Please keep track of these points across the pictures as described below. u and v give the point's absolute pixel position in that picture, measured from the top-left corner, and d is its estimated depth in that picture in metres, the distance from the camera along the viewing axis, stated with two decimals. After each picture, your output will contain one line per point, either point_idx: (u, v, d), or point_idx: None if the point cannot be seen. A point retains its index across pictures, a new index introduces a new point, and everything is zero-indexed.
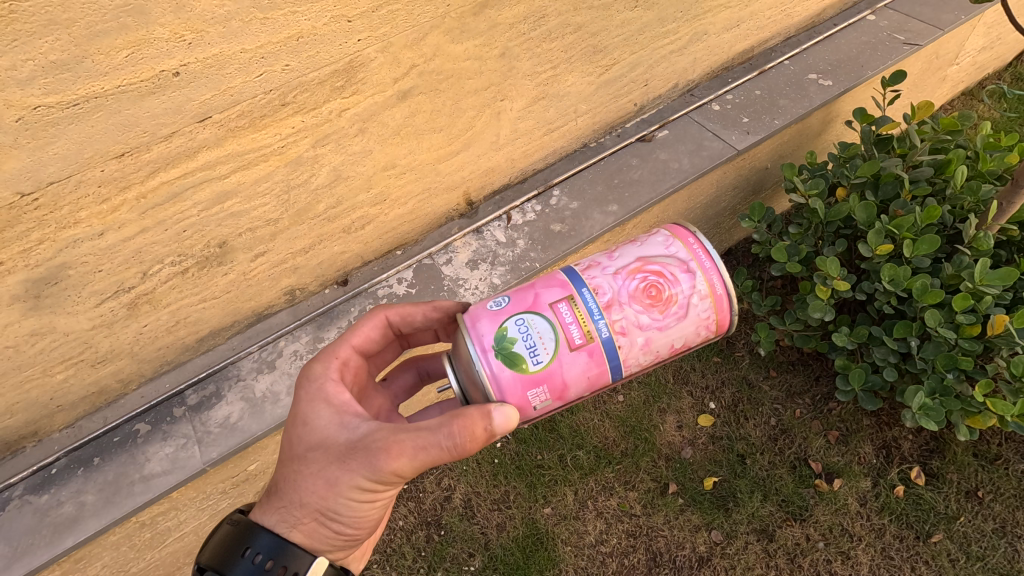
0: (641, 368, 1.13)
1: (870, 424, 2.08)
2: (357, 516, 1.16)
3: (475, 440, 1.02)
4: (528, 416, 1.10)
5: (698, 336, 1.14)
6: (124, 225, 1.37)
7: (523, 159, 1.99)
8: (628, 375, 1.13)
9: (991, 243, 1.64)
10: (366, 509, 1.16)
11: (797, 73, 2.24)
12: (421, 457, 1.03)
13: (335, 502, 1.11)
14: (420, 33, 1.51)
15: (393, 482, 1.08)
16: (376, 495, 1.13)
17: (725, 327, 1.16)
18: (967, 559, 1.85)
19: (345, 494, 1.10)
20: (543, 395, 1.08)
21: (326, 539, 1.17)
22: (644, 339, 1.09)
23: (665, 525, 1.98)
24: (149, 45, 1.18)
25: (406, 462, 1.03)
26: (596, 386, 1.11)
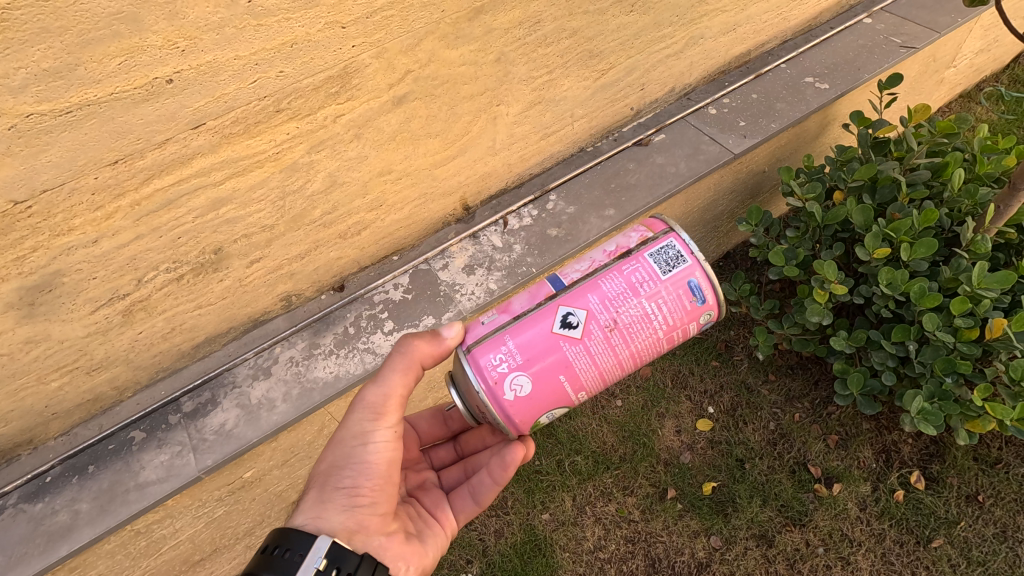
0: (581, 273, 1.20)
1: (870, 428, 2.07)
2: (358, 470, 1.18)
3: (422, 340, 1.20)
4: (479, 331, 1.19)
5: (630, 238, 1.23)
6: (119, 233, 1.36)
7: (519, 164, 1.99)
8: (570, 281, 1.20)
9: (988, 246, 1.63)
10: (364, 459, 1.18)
11: (794, 76, 2.24)
12: (384, 372, 1.20)
13: (333, 456, 1.19)
14: (415, 38, 1.51)
15: (372, 407, 1.19)
16: (367, 434, 1.19)
17: (662, 225, 1.23)
18: (967, 564, 1.83)
19: (341, 442, 1.20)
20: (489, 312, 1.22)
21: (337, 508, 1.16)
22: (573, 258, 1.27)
23: (664, 530, 1.97)
24: (143, 53, 1.18)
25: (376, 385, 1.20)
26: (538, 294, 1.20)
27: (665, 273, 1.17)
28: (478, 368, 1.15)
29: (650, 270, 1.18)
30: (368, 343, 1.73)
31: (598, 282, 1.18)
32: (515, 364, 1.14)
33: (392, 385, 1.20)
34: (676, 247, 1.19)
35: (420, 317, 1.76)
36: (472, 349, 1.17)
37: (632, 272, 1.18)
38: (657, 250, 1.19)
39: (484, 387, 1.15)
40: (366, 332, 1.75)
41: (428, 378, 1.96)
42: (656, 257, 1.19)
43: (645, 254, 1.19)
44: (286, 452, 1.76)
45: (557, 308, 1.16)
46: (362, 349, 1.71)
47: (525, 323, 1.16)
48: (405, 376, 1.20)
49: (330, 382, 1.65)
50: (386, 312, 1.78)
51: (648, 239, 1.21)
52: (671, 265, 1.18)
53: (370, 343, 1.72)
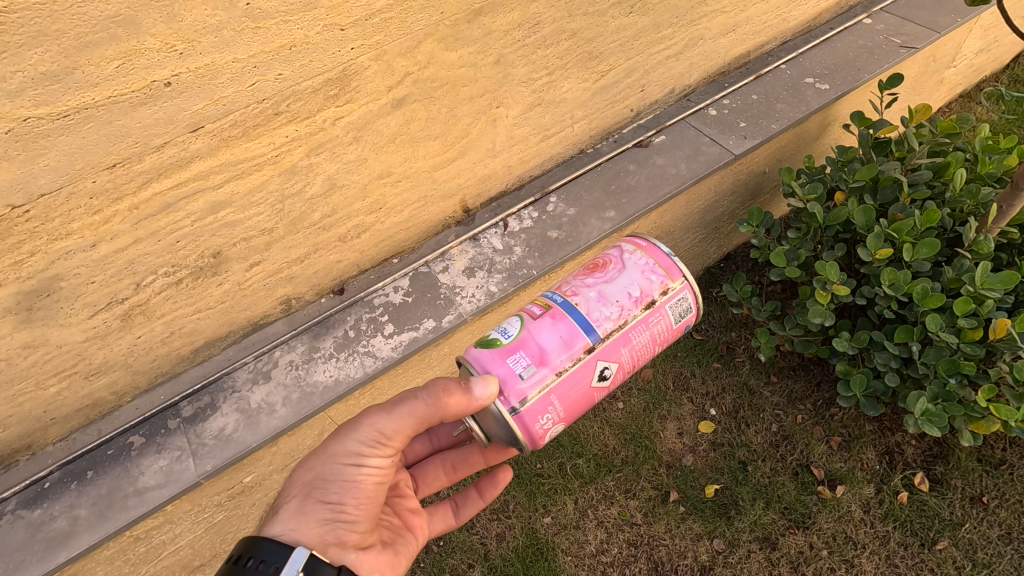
0: (614, 323, 1.21)
1: (872, 430, 2.06)
2: (346, 487, 1.17)
3: (455, 396, 1.12)
4: (521, 388, 1.15)
5: (652, 284, 1.26)
6: (117, 236, 1.36)
7: (519, 166, 1.98)
8: (604, 332, 1.21)
9: (991, 246, 1.63)
10: (354, 479, 1.18)
11: (794, 77, 2.23)
12: (399, 410, 1.16)
13: (323, 469, 1.18)
14: (414, 40, 1.51)
15: (376, 436, 1.18)
16: (363, 458, 1.18)
17: (676, 274, 1.29)
18: (973, 566, 1.82)
19: (334, 459, 1.18)
20: (524, 362, 1.16)
21: (317, 520, 1.14)
22: (596, 296, 1.24)
23: (667, 534, 1.96)
24: (141, 56, 1.17)
25: (387, 419, 1.17)
26: (577, 347, 1.19)
27: (676, 323, 1.29)
28: (525, 426, 1.16)
29: (666, 321, 1.27)
30: (368, 346, 1.72)
31: (630, 335, 1.23)
32: (556, 417, 1.19)
33: (401, 422, 1.17)
34: (687, 298, 1.29)
35: (421, 320, 1.75)
36: (519, 410, 1.14)
37: (655, 326, 1.26)
38: (674, 301, 1.27)
39: (528, 439, 1.18)
40: (367, 336, 1.74)
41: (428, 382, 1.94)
42: (673, 308, 1.28)
43: (664, 304, 1.26)
44: (286, 457, 1.75)
45: (594, 363, 1.20)
46: (362, 352, 1.70)
47: (569, 381, 1.18)
48: (417, 420, 1.17)
49: (330, 387, 1.64)
50: (386, 315, 1.77)
51: (667, 289, 1.27)
52: (681, 315, 1.29)
53: (370, 347, 1.71)
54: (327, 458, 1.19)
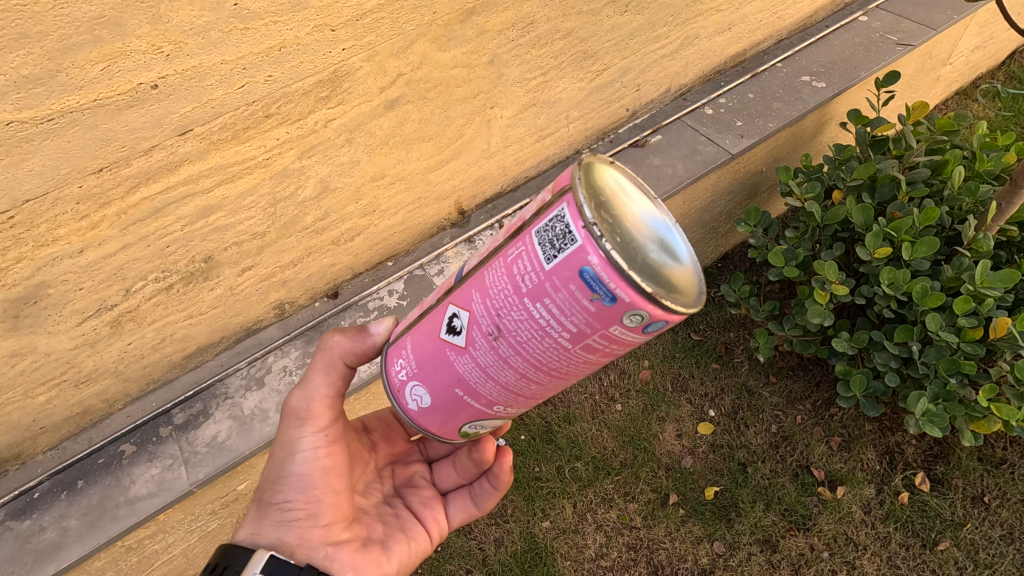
0: (477, 259, 0.95)
1: (873, 430, 2.05)
2: (289, 482, 1.15)
3: (341, 336, 1.17)
4: (397, 329, 1.10)
5: (532, 205, 0.89)
6: (105, 242, 1.33)
7: (515, 167, 1.96)
8: (466, 270, 0.96)
9: (991, 244, 1.61)
10: (293, 471, 1.15)
11: (790, 75, 2.22)
12: (308, 381, 1.19)
13: (267, 471, 1.18)
14: (406, 41, 1.49)
15: (297, 414, 1.17)
16: (294, 443, 1.16)
17: (562, 183, 0.83)
18: (975, 567, 1.81)
19: (272, 458, 1.18)
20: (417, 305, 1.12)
21: (273, 523, 1.13)
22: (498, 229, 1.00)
23: (667, 537, 1.94)
24: (126, 58, 1.15)
25: (298, 395, 1.18)
26: (444, 287, 1.01)
27: (550, 261, 0.81)
28: (387, 370, 1.07)
29: (534, 257, 0.83)
30: None
31: (483, 273, 0.91)
32: (409, 373, 1.02)
33: (313, 388, 1.18)
34: (566, 219, 0.80)
35: None
36: (385, 349, 1.09)
37: (514, 260, 0.86)
38: (545, 229, 0.83)
39: (390, 391, 1.06)
40: None
41: None
42: (545, 235, 0.83)
43: (534, 231, 0.85)
44: None
45: (445, 307, 0.96)
46: None
47: (421, 325, 1.00)
48: (326, 377, 1.19)
49: None
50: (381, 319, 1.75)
51: (542, 210, 0.85)
52: (557, 247, 0.80)
53: None
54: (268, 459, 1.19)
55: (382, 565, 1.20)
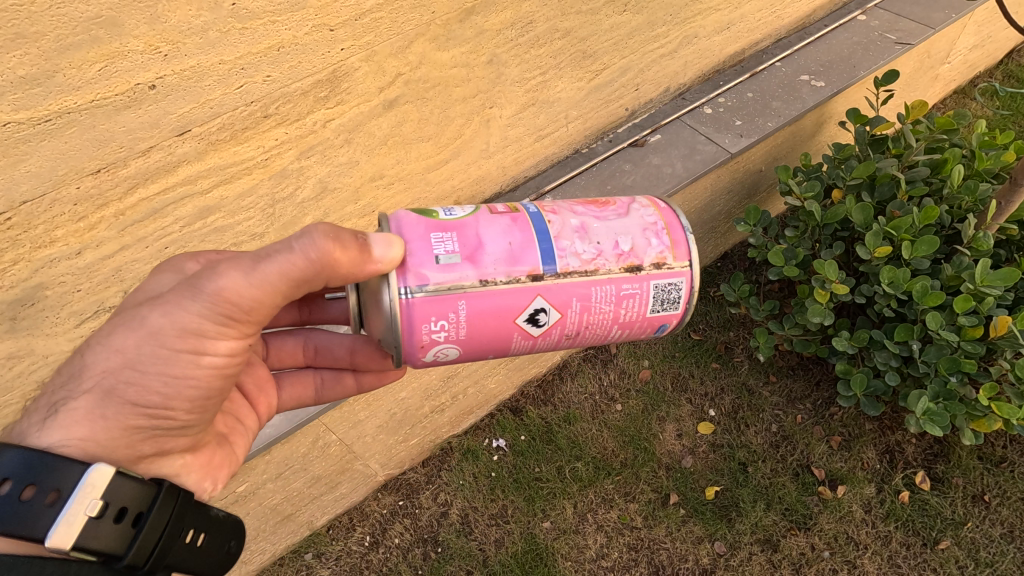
0: (577, 265, 1.11)
1: (872, 429, 2.05)
2: (174, 384, 1.00)
3: (340, 253, 0.98)
4: (428, 274, 1.05)
5: (647, 250, 1.16)
6: (103, 244, 1.32)
7: (514, 167, 1.95)
8: (562, 270, 1.11)
9: (991, 243, 1.61)
10: (185, 375, 1.00)
11: (789, 75, 2.22)
12: (262, 272, 0.96)
13: (141, 353, 0.97)
14: (405, 40, 1.48)
15: (223, 307, 0.96)
16: (199, 337, 0.98)
17: (682, 255, 1.18)
18: (976, 565, 1.81)
19: (156, 341, 0.96)
20: (448, 247, 1.07)
21: (126, 427, 1.00)
22: (579, 224, 1.14)
23: (668, 537, 1.94)
24: (124, 58, 1.15)
25: (242, 283, 0.96)
26: (518, 266, 1.09)
27: (654, 311, 1.19)
28: (408, 321, 1.06)
29: (642, 298, 1.17)
30: None
31: (590, 288, 1.12)
32: (454, 335, 1.09)
33: (262, 284, 0.97)
34: (680, 290, 1.19)
35: None
36: (414, 296, 1.05)
37: (626, 294, 1.15)
38: (660, 283, 1.17)
39: (408, 343, 1.08)
40: None
41: (423, 385, 1.91)
42: (658, 290, 1.17)
43: (650, 280, 1.16)
44: (280, 464, 1.72)
45: (532, 297, 1.10)
46: None
47: (490, 298, 1.08)
48: (282, 284, 0.98)
49: None
50: None
51: (661, 266, 1.16)
52: (664, 306, 1.19)
53: None
54: (152, 339, 0.96)
55: (229, 462, 1.26)
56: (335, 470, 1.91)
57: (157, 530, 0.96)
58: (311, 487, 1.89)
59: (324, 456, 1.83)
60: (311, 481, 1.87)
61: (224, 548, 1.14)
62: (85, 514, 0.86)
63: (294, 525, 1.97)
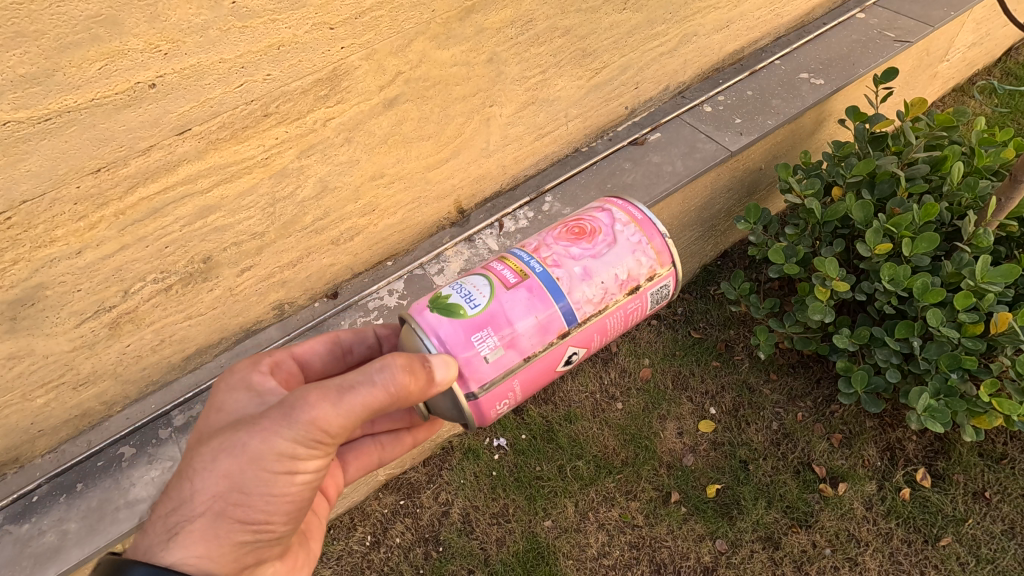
0: (593, 308, 1.13)
1: (873, 426, 2.05)
2: (272, 500, 1.06)
3: (416, 381, 0.99)
4: (484, 373, 1.06)
5: (640, 267, 1.17)
6: (103, 243, 1.32)
7: (514, 165, 1.95)
8: (582, 317, 1.13)
9: (991, 240, 1.61)
10: (282, 492, 1.06)
11: (788, 73, 2.22)
12: (347, 402, 1.00)
13: (242, 474, 1.03)
14: (405, 39, 1.48)
15: (314, 434, 1.01)
16: (294, 460, 1.03)
17: (667, 260, 1.19)
18: (977, 562, 1.81)
19: (257, 467, 1.02)
20: (491, 342, 1.06)
21: (233, 542, 1.06)
22: (581, 270, 1.14)
23: (669, 535, 1.94)
24: (123, 57, 1.14)
25: (329, 413, 1.00)
26: (551, 331, 1.10)
27: (651, 308, 1.24)
28: (479, 411, 1.10)
29: (643, 306, 1.21)
30: None
31: (606, 320, 1.16)
32: (511, 404, 1.15)
33: (348, 416, 1.02)
34: (669, 285, 1.22)
35: None
36: (476, 396, 1.07)
37: (631, 311, 1.19)
38: (656, 289, 1.20)
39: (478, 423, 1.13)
40: None
41: None
42: (653, 293, 1.21)
43: (647, 289, 1.19)
44: None
45: (564, 348, 1.14)
46: None
47: (535, 366, 1.11)
48: (366, 412, 1.02)
49: None
50: (382, 319, 1.73)
51: (654, 276, 1.19)
52: (657, 301, 1.24)
53: None
54: (254, 463, 1.02)
55: (311, 553, 1.35)
56: None
57: None
58: None
59: None
60: None
61: None
62: None
63: None
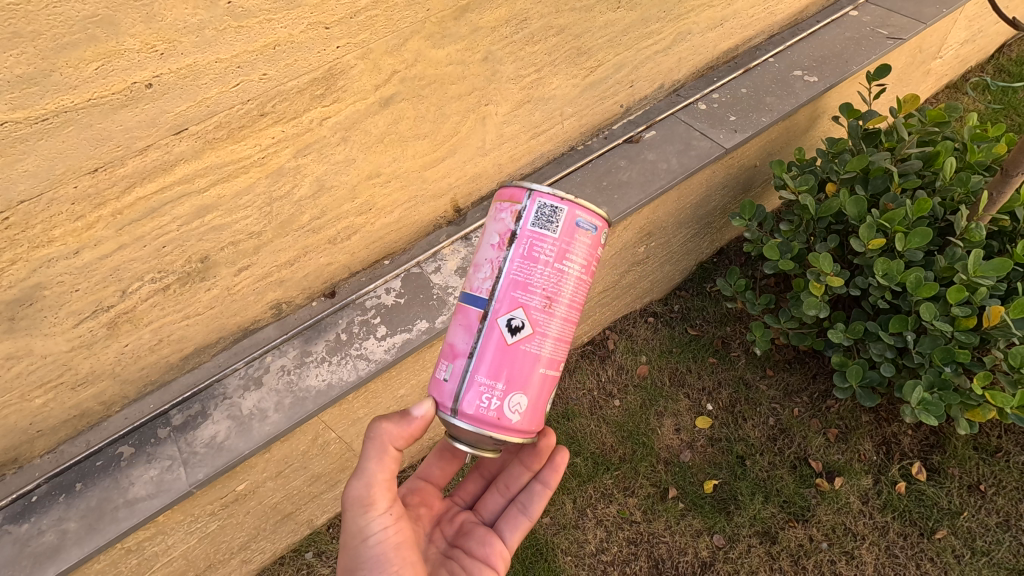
0: (491, 279, 1.15)
1: (869, 421, 2.06)
2: (372, 565, 1.16)
3: (389, 423, 1.16)
4: (448, 388, 1.15)
5: (504, 221, 1.16)
6: (100, 243, 1.33)
7: (510, 164, 1.96)
8: (487, 292, 1.15)
9: (983, 234, 1.62)
10: (372, 554, 1.16)
11: (782, 70, 2.23)
12: (362, 470, 1.16)
13: (344, 560, 1.18)
14: (401, 38, 1.49)
15: (360, 505, 1.16)
16: (365, 531, 1.16)
17: (520, 193, 1.16)
18: (972, 554, 1.82)
19: (347, 550, 1.18)
20: (443, 366, 1.18)
21: None
22: (473, 267, 1.21)
23: (667, 531, 1.95)
24: (120, 57, 1.15)
25: (357, 484, 1.16)
26: (472, 323, 1.15)
27: (555, 230, 1.13)
28: (474, 417, 1.13)
29: (541, 235, 1.13)
30: (361, 349, 1.69)
31: (508, 276, 1.13)
32: (503, 394, 1.13)
33: (370, 474, 1.16)
34: (546, 202, 1.14)
35: (413, 321, 1.73)
36: (458, 411, 1.14)
37: (527, 251, 1.13)
38: (535, 216, 1.13)
39: (494, 428, 1.13)
40: (359, 338, 1.71)
41: (422, 382, 1.91)
42: (537, 220, 1.13)
43: (526, 225, 1.14)
44: (280, 463, 1.72)
45: (496, 323, 1.13)
46: (355, 355, 1.68)
47: (480, 352, 1.13)
48: (379, 462, 1.16)
49: (323, 391, 1.62)
50: (379, 317, 1.74)
51: (520, 212, 1.15)
52: (551, 219, 1.13)
53: (363, 350, 1.69)
54: (343, 549, 1.19)
55: None
56: (335, 468, 1.91)
57: None
58: (310, 485, 1.89)
59: (324, 454, 1.82)
60: (311, 480, 1.87)
61: None
62: None
63: (294, 523, 1.97)
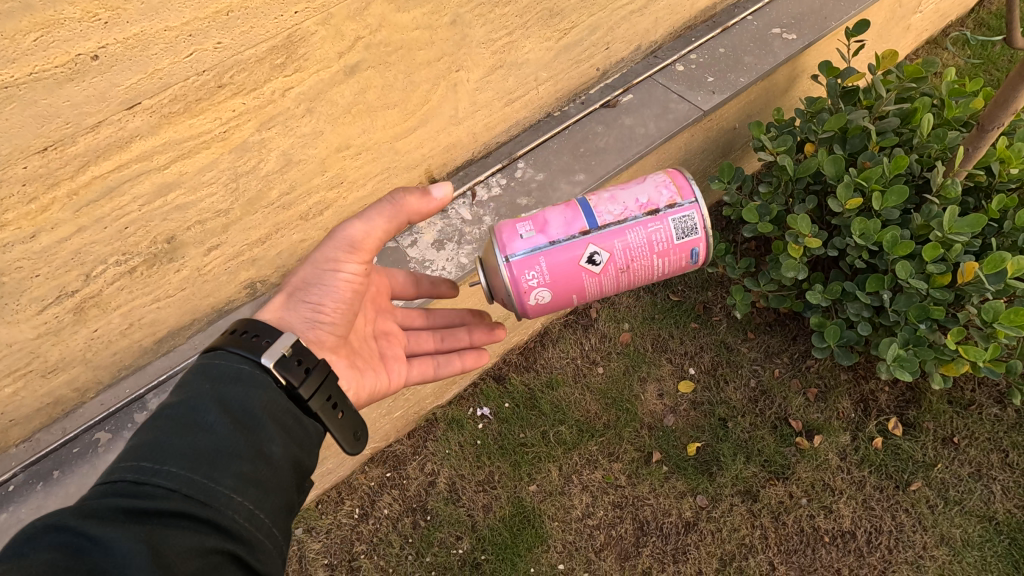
0: (613, 216, 1.34)
1: (847, 379, 2.09)
2: (326, 291, 1.25)
3: (413, 195, 1.19)
4: (517, 244, 1.33)
5: (660, 195, 1.36)
6: (58, 226, 1.28)
7: (485, 132, 1.92)
8: (603, 221, 1.34)
9: (958, 190, 1.63)
10: (333, 284, 1.25)
11: (760, 28, 2.19)
12: (371, 215, 1.19)
13: (306, 273, 1.26)
14: (362, 2, 1.43)
15: (348, 242, 1.22)
16: (338, 265, 1.24)
17: (687, 193, 1.36)
18: (945, 504, 1.87)
19: (315, 265, 1.25)
20: (527, 227, 1.35)
21: (300, 318, 1.25)
22: (608, 196, 1.38)
23: (651, 493, 1.98)
24: (61, 27, 1.09)
25: (359, 226, 1.20)
26: (575, 227, 1.33)
27: (676, 239, 1.36)
28: (513, 276, 1.32)
29: (669, 233, 1.35)
30: None
31: (624, 233, 1.34)
32: (543, 285, 1.34)
33: (373, 226, 1.20)
34: (694, 218, 1.36)
35: None
36: (508, 260, 1.32)
37: (652, 232, 1.35)
38: (680, 216, 1.35)
39: (515, 294, 1.34)
40: None
41: None
42: (677, 221, 1.36)
43: (669, 216, 1.35)
44: None
45: (587, 245, 1.33)
46: None
47: (559, 251, 1.32)
48: (389, 223, 1.21)
49: None
50: None
51: (676, 206, 1.36)
52: (684, 233, 1.36)
53: None
54: (312, 262, 1.25)
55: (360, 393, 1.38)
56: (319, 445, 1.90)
57: (316, 384, 1.16)
58: None
59: None
60: None
61: (330, 403, 1.19)
62: (280, 350, 1.13)
63: None
